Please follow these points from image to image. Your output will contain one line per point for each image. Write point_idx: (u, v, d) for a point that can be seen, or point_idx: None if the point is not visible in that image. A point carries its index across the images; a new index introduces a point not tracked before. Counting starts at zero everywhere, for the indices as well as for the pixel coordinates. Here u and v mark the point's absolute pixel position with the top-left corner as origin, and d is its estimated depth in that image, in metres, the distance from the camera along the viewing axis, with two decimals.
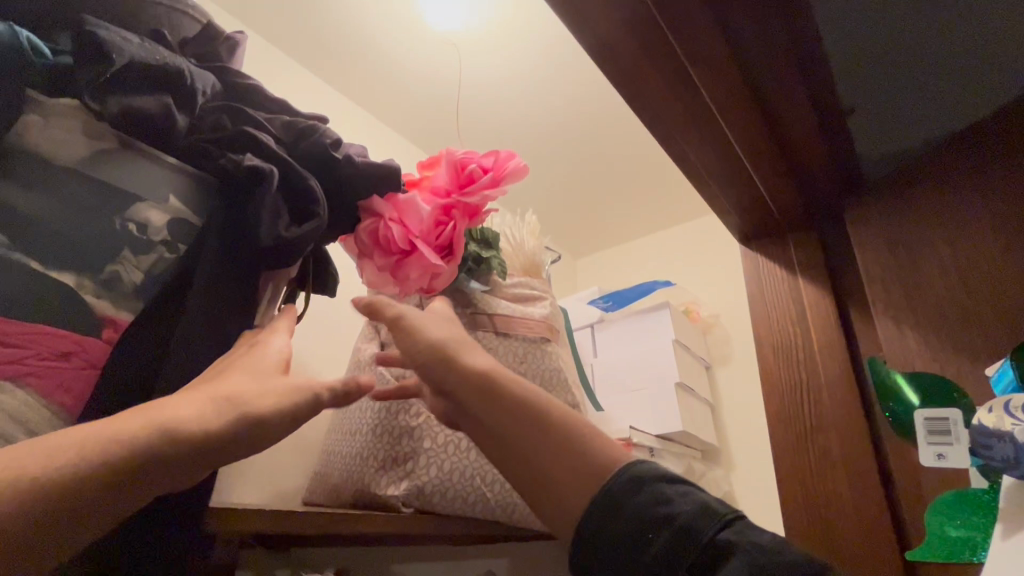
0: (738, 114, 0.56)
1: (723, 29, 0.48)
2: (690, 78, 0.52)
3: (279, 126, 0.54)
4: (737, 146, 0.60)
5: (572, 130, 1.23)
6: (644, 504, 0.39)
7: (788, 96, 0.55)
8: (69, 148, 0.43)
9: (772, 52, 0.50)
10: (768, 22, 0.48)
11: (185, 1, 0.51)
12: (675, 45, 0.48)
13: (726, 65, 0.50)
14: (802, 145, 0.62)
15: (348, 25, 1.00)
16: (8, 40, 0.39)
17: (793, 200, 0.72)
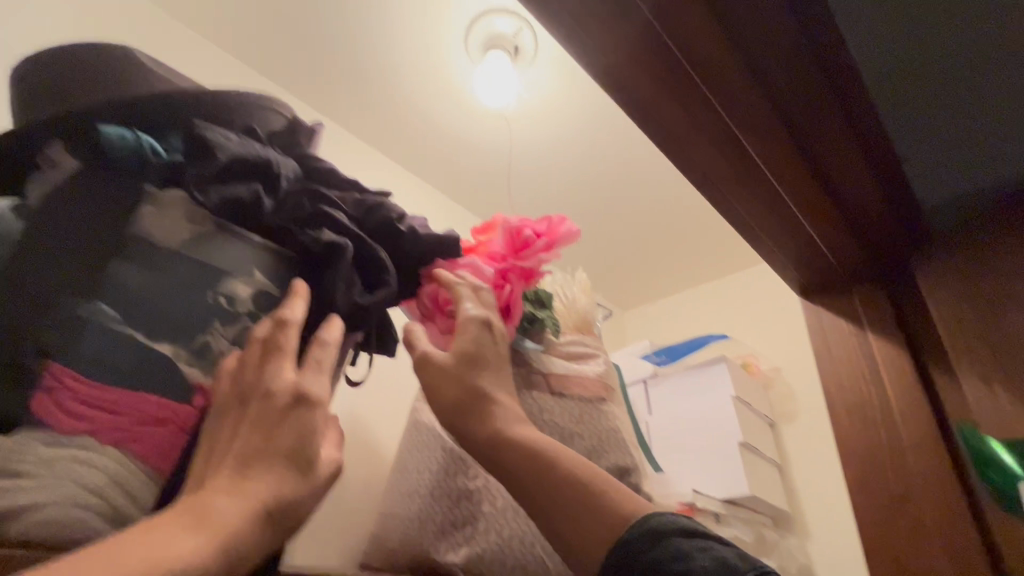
0: (787, 172, 0.56)
1: (766, 91, 0.49)
2: (738, 140, 0.53)
3: (351, 204, 0.59)
4: (791, 200, 0.60)
5: (618, 190, 1.27)
6: (661, 556, 0.41)
7: (835, 149, 0.55)
8: (174, 233, 0.48)
9: (817, 107, 0.52)
10: (810, 80, 0.50)
11: (274, 100, 0.58)
12: (719, 111, 0.50)
13: (768, 123, 0.51)
14: (859, 197, 0.61)
15: (409, 107, 1.10)
16: (132, 145, 0.47)
17: (854, 252, 0.70)
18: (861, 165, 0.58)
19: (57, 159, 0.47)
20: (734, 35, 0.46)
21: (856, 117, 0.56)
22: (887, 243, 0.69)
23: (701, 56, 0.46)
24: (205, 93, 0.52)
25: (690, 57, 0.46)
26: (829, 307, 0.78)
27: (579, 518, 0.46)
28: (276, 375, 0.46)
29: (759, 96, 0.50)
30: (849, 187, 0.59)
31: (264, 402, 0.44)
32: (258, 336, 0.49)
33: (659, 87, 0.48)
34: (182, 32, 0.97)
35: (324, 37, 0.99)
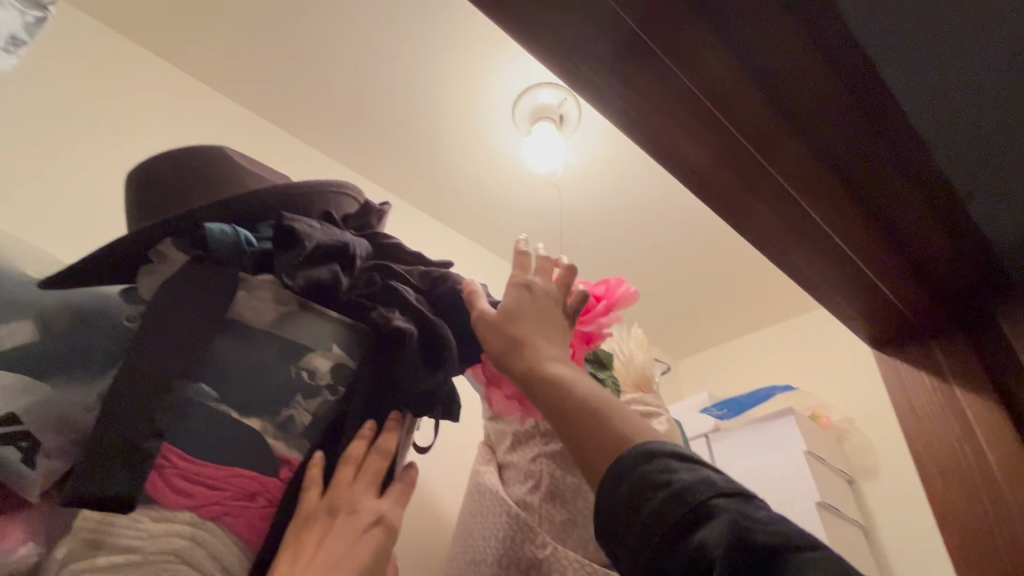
0: (842, 215, 0.55)
1: (806, 138, 0.50)
2: (790, 192, 0.53)
3: (419, 276, 0.63)
4: (845, 246, 0.58)
5: (668, 243, 1.27)
6: (647, 470, 0.38)
7: (892, 184, 0.55)
8: (264, 314, 0.53)
9: (862, 144, 0.52)
10: (852, 122, 0.50)
11: (347, 186, 0.65)
12: (770, 169, 0.51)
13: (815, 167, 0.52)
14: (917, 238, 0.59)
15: (463, 178, 1.17)
16: (230, 237, 0.52)
17: (926, 297, 0.66)
18: (918, 201, 0.56)
19: (166, 253, 0.53)
20: (778, 91, 0.47)
21: (906, 157, 0.55)
22: (961, 283, 0.65)
23: (747, 119, 0.47)
24: (292, 188, 0.58)
25: (736, 117, 0.47)
26: (906, 357, 0.74)
27: (586, 434, 0.43)
28: (363, 498, 0.52)
29: (805, 143, 0.50)
30: (906, 226, 0.58)
31: (350, 519, 0.50)
32: (351, 456, 0.53)
33: (715, 157, 0.50)
34: (260, 125, 1.08)
35: (384, 119, 1.08)
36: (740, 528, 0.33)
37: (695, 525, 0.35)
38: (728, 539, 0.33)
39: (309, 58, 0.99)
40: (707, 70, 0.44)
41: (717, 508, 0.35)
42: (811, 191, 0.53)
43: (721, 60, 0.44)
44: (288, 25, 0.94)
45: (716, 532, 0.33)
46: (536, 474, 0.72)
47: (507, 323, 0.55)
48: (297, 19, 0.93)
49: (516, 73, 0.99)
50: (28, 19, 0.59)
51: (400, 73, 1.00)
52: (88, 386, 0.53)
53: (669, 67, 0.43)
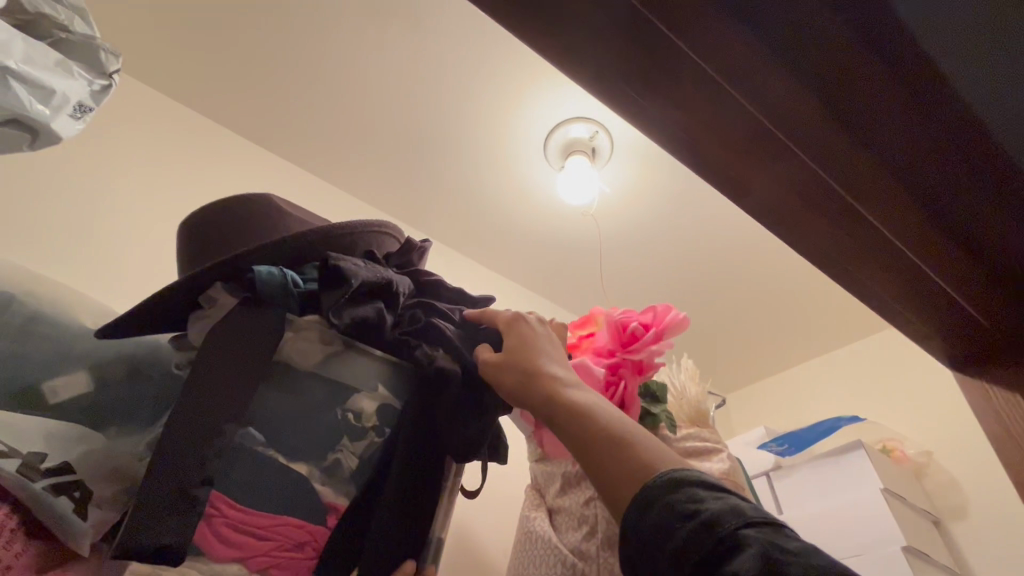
0: (906, 224, 0.52)
1: (853, 132, 0.47)
2: (842, 198, 0.50)
3: (460, 314, 0.61)
4: (904, 247, 0.53)
5: (711, 268, 1.24)
6: (670, 499, 0.34)
7: (954, 186, 0.51)
8: (310, 355, 0.52)
9: (912, 129, 0.48)
10: (900, 108, 0.47)
11: (387, 226, 0.66)
12: (824, 176, 0.48)
13: (875, 174, 0.49)
14: (979, 229, 0.54)
15: (498, 215, 1.18)
16: (278, 278, 0.52)
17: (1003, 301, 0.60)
18: (989, 201, 0.52)
19: (216, 296, 0.54)
20: (825, 92, 0.45)
21: (961, 136, 0.49)
22: None
23: (797, 125, 0.45)
24: (335, 228, 0.58)
25: (781, 123, 0.45)
26: (995, 382, 0.67)
27: (615, 459, 0.39)
28: None
29: (862, 149, 0.48)
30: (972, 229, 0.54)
31: None
32: None
33: (771, 174, 0.48)
34: (303, 176, 1.12)
35: (420, 163, 1.10)
36: (771, 560, 0.30)
37: (725, 559, 0.31)
38: (759, 574, 0.29)
39: (348, 109, 1.03)
40: (758, 83, 0.43)
41: (746, 538, 0.31)
42: (867, 198, 0.50)
43: (770, 72, 0.43)
44: (329, 80, 0.99)
45: (745, 565, 0.30)
46: (591, 519, 0.67)
47: (507, 362, 0.51)
48: (336, 74, 0.98)
49: (546, 109, 1.00)
50: (95, 86, 0.65)
51: (434, 118, 1.03)
52: (137, 434, 0.55)
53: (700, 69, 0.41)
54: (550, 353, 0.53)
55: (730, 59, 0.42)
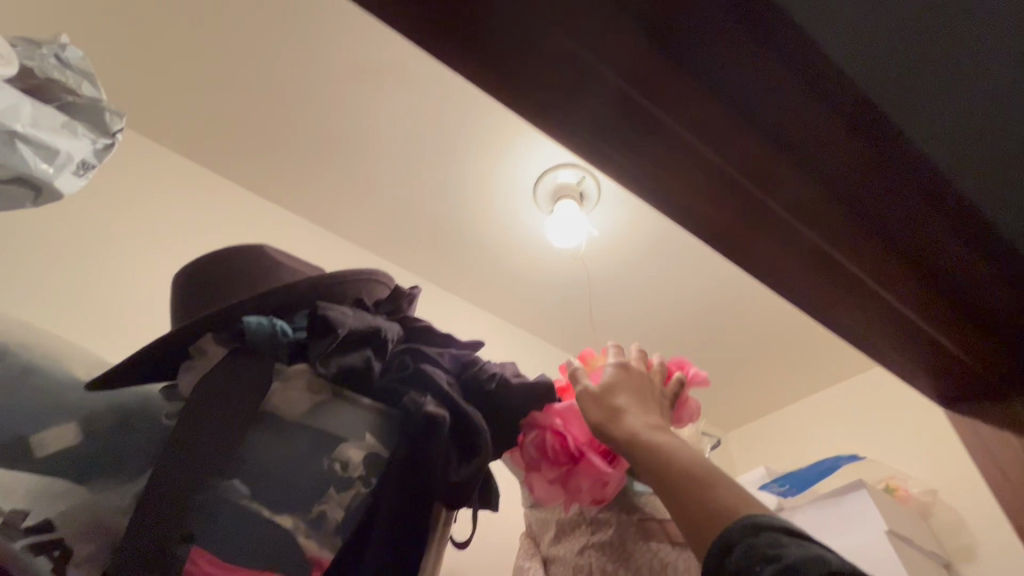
0: (881, 266, 0.53)
1: (818, 179, 0.49)
2: (812, 243, 0.51)
3: (450, 360, 0.61)
4: (881, 288, 0.54)
5: (703, 306, 1.25)
6: (756, 542, 0.37)
7: (919, 225, 0.53)
8: (298, 404, 0.53)
9: (872, 175, 0.50)
10: (857, 155, 0.49)
11: (377, 273, 0.67)
12: (793, 221, 0.50)
13: (841, 218, 0.51)
14: (950, 266, 0.56)
15: (491, 259, 1.20)
16: (267, 328, 0.53)
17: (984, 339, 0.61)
18: (953, 237, 0.55)
19: (206, 347, 0.54)
20: (787, 144, 0.47)
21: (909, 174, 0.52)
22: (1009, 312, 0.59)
23: (763, 176, 0.47)
24: (326, 276, 0.59)
25: (747, 174, 0.47)
26: (985, 420, 0.67)
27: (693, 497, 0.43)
28: None
29: (828, 196, 0.49)
30: (945, 266, 0.56)
31: None
32: None
33: (744, 221, 0.50)
34: (298, 223, 1.15)
35: (413, 209, 1.13)
36: None
37: None
38: None
39: (344, 159, 1.07)
40: (721, 137, 0.45)
41: None
42: (838, 242, 0.51)
43: (734, 129, 0.45)
44: (326, 132, 1.03)
45: None
46: (585, 569, 0.66)
47: (609, 395, 0.57)
48: (333, 126, 1.03)
49: (535, 156, 1.04)
50: (97, 145, 0.67)
51: (426, 167, 1.07)
52: (116, 487, 0.53)
53: (669, 128, 0.44)
54: (649, 404, 0.57)
55: (696, 115, 0.44)
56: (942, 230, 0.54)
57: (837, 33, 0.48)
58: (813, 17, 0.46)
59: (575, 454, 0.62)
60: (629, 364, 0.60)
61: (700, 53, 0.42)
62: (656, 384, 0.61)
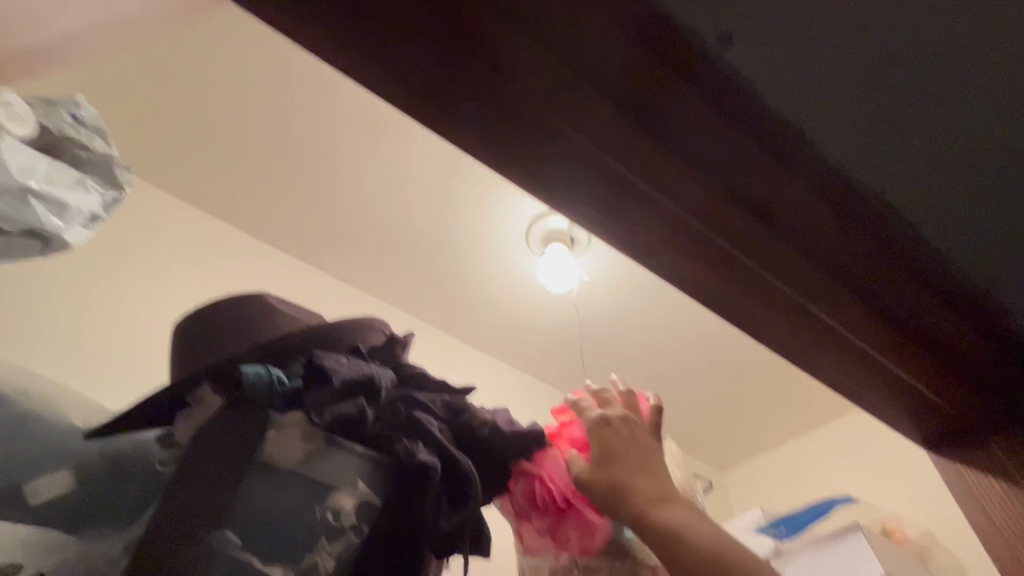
0: (850, 312, 0.56)
1: (783, 233, 0.52)
2: (782, 291, 0.54)
3: (442, 406, 0.62)
4: (851, 334, 0.57)
5: (693, 347, 1.27)
6: None
7: (888, 276, 0.56)
8: (291, 453, 0.54)
9: (835, 229, 0.53)
10: (819, 211, 0.52)
11: (374, 320, 0.69)
12: (763, 272, 0.52)
13: (812, 272, 0.54)
14: (917, 313, 0.58)
15: (484, 301, 1.23)
16: (263, 377, 0.54)
17: (956, 384, 0.63)
18: (918, 285, 0.58)
19: (204, 397, 0.56)
20: (755, 200, 0.50)
21: (873, 226, 0.56)
22: (977, 359, 0.62)
23: (732, 231, 0.50)
24: (321, 325, 0.61)
25: (717, 229, 0.50)
26: (967, 463, 0.68)
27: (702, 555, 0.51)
28: None
29: (795, 246, 0.52)
30: (913, 313, 0.58)
31: None
32: None
33: (721, 275, 0.53)
34: (296, 265, 1.17)
35: (407, 253, 1.16)
36: None
37: None
38: None
39: (343, 206, 1.11)
40: (692, 197, 0.48)
41: None
42: (805, 287, 0.54)
43: (704, 190, 0.48)
44: (324, 179, 1.07)
45: None
46: None
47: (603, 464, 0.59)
48: (332, 174, 1.06)
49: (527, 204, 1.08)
50: (106, 198, 0.70)
51: (422, 215, 1.11)
52: (112, 536, 0.56)
53: (643, 188, 0.47)
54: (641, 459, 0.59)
55: (673, 182, 0.47)
56: (907, 279, 0.57)
57: (799, 103, 0.52)
58: (776, 90, 0.51)
59: (563, 503, 0.63)
60: (610, 424, 0.62)
61: (676, 127, 0.46)
62: (637, 428, 0.63)
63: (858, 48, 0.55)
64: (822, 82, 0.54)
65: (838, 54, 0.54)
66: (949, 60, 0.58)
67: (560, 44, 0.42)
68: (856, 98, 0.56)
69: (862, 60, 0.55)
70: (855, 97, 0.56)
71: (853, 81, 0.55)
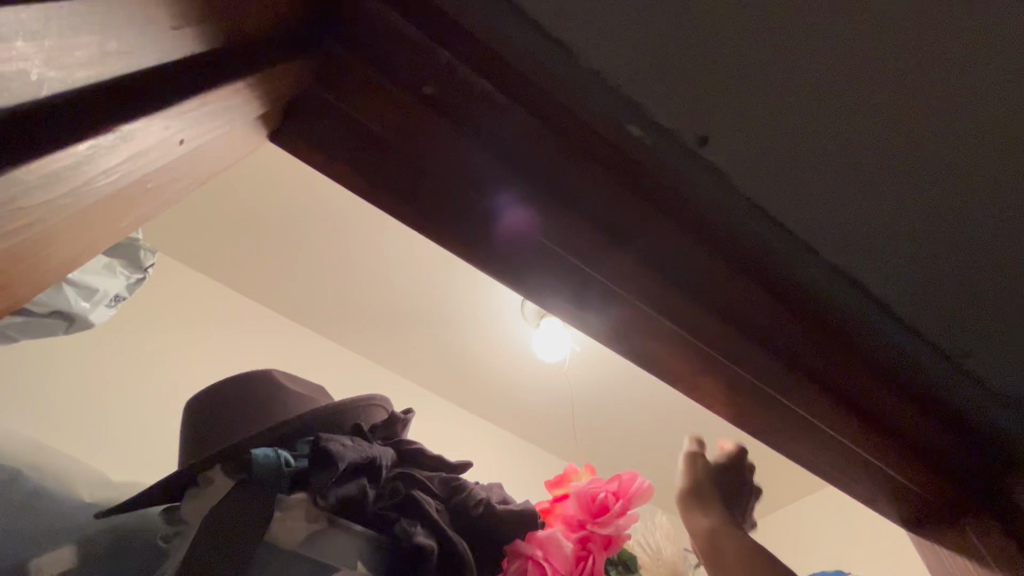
0: (810, 401, 0.62)
1: (744, 331, 0.59)
2: (747, 381, 0.60)
3: (438, 483, 0.65)
4: (812, 419, 0.62)
5: (685, 413, 1.31)
6: None
7: (852, 370, 0.61)
8: (295, 534, 0.56)
9: (794, 329, 0.59)
10: (779, 313, 0.58)
11: (376, 397, 0.73)
12: (730, 364, 0.58)
13: (776, 366, 0.60)
14: (875, 400, 0.63)
15: (481, 367, 1.27)
16: (273, 460, 0.56)
17: (918, 466, 0.67)
18: (879, 376, 0.62)
19: (214, 478, 0.59)
20: (718, 304, 0.57)
21: (848, 323, 0.59)
22: (938, 444, 0.66)
23: (700, 329, 0.56)
24: (329, 407, 0.65)
25: (688, 327, 0.56)
26: (938, 540, 0.72)
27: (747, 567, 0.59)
28: None
29: (756, 343, 0.59)
30: (872, 401, 0.63)
31: None
32: None
33: (697, 365, 0.59)
34: (299, 332, 1.22)
35: (409, 323, 1.21)
36: None
37: None
38: None
39: (345, 278, 1.15)
40: (664, 300, 0.55)
41: None
42: (767, 379, 0.60)
43: (674, 295, 0.55)
44: (329, 252, 1.12)
45: None
46: None
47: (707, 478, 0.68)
48: (336, 246, 1.11)
49: None
50: (131, 279, 0.75)
51: (421, 286, 1.15)
52: None
53: (619, 291, 0.53)
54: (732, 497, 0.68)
55: (649, 288, 0.54)
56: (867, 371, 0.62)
57: (795, 203, 0.53)
58: (769, 198, 0.52)
59: None
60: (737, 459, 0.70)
61: (649, 242, 0.53)
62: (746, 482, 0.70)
63: (878, 161, 0.51)
64: (824, 198, 0.53)
65: (852, 171, 0.51)
66: (988, 171, 0.52)
67: (549, 175, 0.49)
68: (873, 192, 0.53)
69: (880, 174, 0.52)
70: (871, 193, 0.53)
71: (870, 180, 0.52)
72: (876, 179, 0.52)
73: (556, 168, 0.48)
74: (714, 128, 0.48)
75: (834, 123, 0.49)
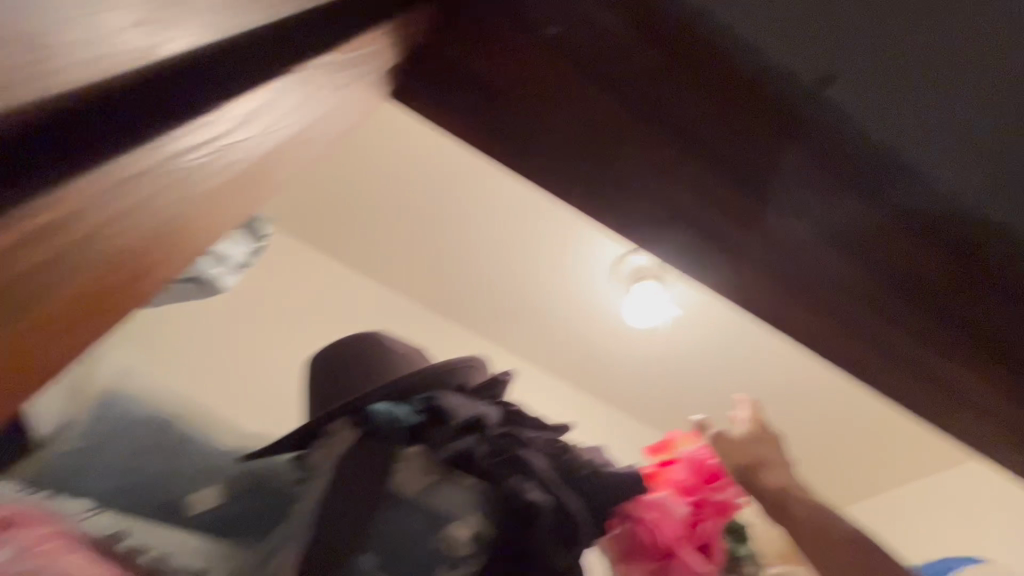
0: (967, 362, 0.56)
1: (896, 288, 0.52)
2: (890, 341, 0.55)
3: (543, 444, 0.65)
4: (962, 379, 0.57)
5: (774, 373, 1.30)
6: None
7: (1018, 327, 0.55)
8: (413, 484, 0.59)
9: (953, 284, 0.53)
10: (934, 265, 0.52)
11: (476, 359, 0.75)
12: (872, 321, 0.54)
13: (931, 326, 0.54)
14: None
15: (569, 330, 1.31)
16: (387, 415, 0.60)
17: None
18: None
19: (337, 429, 0.63)
20: (865, 255, 0.51)
21: (999, 271, 0.55)
22: None
23: (840, 284, 0.52)
24: (431, 367, 0.68)
25: (825, 282, 0.52)
26: None
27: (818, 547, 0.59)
28: None
29: (909, 301, 0.53)
30: None
31: None
32: None
33: (826, 324, 0.54)
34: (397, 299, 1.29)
35: (502, 288, 1.25)
36: None
37: None
38: None
39: (443, 245, 1.21)
40: (801, 253, 0.50)
41: None
42: (915, 337, 0.54)
43: (814, 248, 0.50)
44: (427, 220, 1.17)
45: None
46: None
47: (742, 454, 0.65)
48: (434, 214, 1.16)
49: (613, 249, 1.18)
50: (252, 249, 0.80)
51: (516, 251, 1.19)
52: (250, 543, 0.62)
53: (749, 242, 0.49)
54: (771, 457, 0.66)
55: (783, 240, 0.49)
56: None
57: (908, 138, 0.53)
58: (882, 131, 0.52)
59: (666, 548, 0.63)
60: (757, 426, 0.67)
61: (788, 189, 0.48)
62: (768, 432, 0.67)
63: (985, 90, 0.53)
64: (934, 129, 0.53)
65: (960, 99, 0.53)
66: None
67: (684, 122, 0.45)
68: (978, 119, 0.54)
69: (994, 101, 0.53)
70: (979, 124, 0.54)
71: (976, 106, 0.53)
72: (989, 106, 0.53)
73: (679, 107, 0.44)
74: (836, 66, 0.50)
75: (939, 56, 0.51)
